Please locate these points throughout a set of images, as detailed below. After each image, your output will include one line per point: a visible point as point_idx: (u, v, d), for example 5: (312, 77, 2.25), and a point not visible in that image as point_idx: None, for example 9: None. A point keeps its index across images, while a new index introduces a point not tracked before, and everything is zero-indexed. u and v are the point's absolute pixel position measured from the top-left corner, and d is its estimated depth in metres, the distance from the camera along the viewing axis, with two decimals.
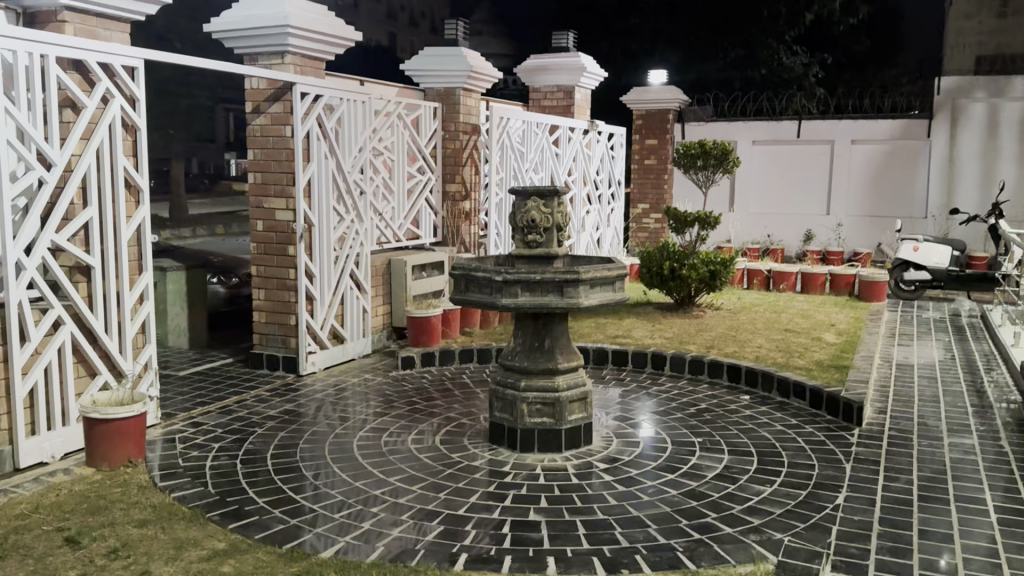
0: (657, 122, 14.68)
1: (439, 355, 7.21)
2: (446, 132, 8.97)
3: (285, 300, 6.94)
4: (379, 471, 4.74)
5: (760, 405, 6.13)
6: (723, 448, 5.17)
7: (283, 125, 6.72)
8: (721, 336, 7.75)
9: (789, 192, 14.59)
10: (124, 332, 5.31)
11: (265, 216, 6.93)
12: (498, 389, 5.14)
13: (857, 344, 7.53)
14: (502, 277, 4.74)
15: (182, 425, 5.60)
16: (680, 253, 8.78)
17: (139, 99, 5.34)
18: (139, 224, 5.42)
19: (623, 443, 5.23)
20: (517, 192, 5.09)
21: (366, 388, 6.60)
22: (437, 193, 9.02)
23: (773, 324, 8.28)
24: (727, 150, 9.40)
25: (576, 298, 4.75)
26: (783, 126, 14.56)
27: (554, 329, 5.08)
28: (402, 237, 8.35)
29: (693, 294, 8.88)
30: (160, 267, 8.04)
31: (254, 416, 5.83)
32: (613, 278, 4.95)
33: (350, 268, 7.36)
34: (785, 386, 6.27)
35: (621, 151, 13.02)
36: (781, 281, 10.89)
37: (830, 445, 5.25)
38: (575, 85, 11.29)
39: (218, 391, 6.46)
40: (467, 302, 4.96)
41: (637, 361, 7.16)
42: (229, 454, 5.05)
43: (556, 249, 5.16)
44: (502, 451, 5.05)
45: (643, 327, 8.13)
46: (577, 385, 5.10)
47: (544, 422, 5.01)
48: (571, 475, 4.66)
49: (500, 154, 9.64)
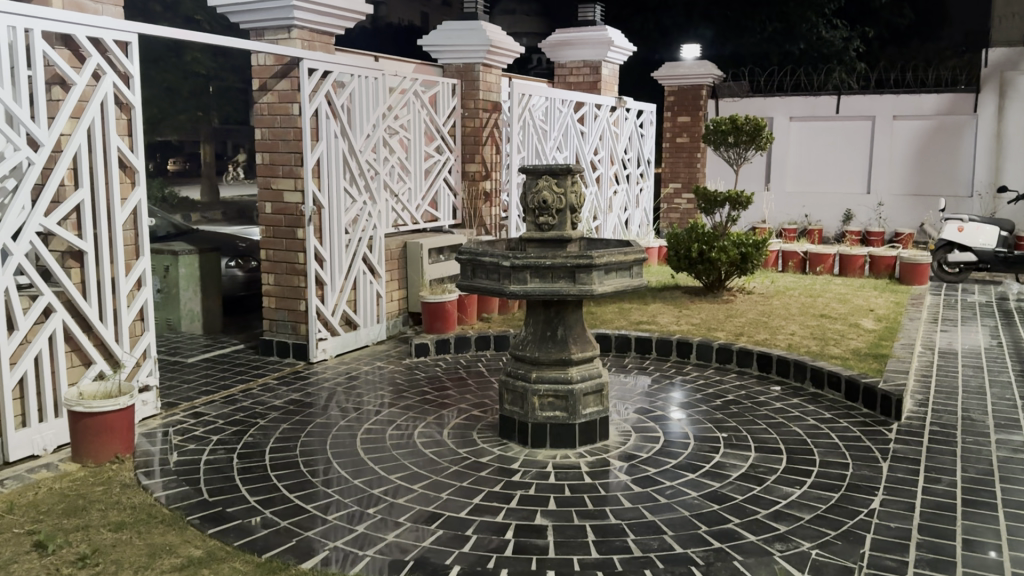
0: (690, 97, 14.24)
1: (455, 342, 6.92)
2: (465, 110, 8.65)
3: (294, 285, 6.70)
4: (381, 468, 4.48)
5: (791, 397, 5.75)
6: (748, 444, 4.82)
7: (290, 103, 6.45)
8: (753, 323, 7.37)
9: (827, 170, 14.04)
10: (120, 320, 5.09)
11: (273, 198, 6.67)
12: (509, 381, 4.84)
13: (897, 331, 7.11)
14: (509, 262, 4.44)
15: (182, 416, 5.40)
16: (710, 235, 8.39)
17: (133, 75, 5.09)
18: (136, 205, 5.20)
19: (642, 438, 4.91)
20: (528, 171, 4.77)
21: (377, 377, 6.34)
22: (456, 173, 8.72)
23: (809, 310, 7.86)
24: (760, 126, 8.97)
25: (590, 284, 4.43)
26: (821, 102, 14.00)
27: (568, 317, 4.76)
28: (420, 220, 8.08)
29: (724, 278, 8.49)
30: (173, 251, 7.84)
31: (258, 407, 5.59)
32: (630, 262, 4.61)
33: (362, 252, 7.09)
34: (819, 376, 5.89)
35: (650, 128, 12.59)
36: (818, 263, 10.42)
37: (866, 442, 4.89)
38: (602, 60, 10.89)
39: (225, 379, 6.25)
40: (475, 289, 4.66)
41: (661, 348, 6.82)
42: (225, 448, 4.81)
43: (569, 232, 4.82)
44: (512, 447, 4.75)
45: (670, 313, 7.77)
46: (592, 377, 4.79)
47: (556, 417, 4.71)
48: (584, 474, 4.36)
49: (522, 132, 9.30)
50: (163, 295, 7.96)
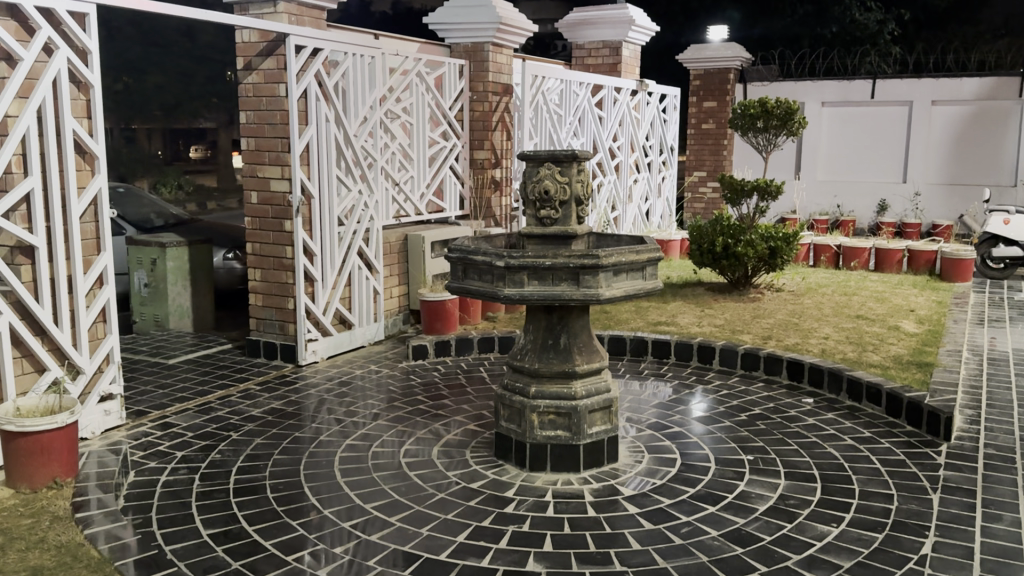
0: (715, 82, 13.57)
1: (455, 344, 6.38)
2: (473, 93, 8.08)
3: (282, 281, 6.18)
4: (357, 495, 3.96)
5: (825, 411, 5.15)
6: (777, 470, 4.24)
7: (277, 84, 5.92)
8: (782, 325, 6.76)
9: (861, 158, 13.32)
10: (78, 322, 4.59)
11: (259, 186, 6.15)
12: (505, 395, 4.30)
13: (941, 336, 6.47)
14: (504, 262, 3.89)
15: (150, 426, 4.93)
16: (736, 227, 7.78)
17: (92, 52, 4.57)
18: (96, 194, 4.68)
19: (656, 460, 4.33)
20: (528, 157, 4.20)
21: (371, 383, 5.81)
22: (463, 161, 8.18)
23: (843, 311, 7.22)
24: (792, 110, 8.32)
25: (596, 288, 3.86)
26: (855, 86, 13.26)
27: (572, 325, 4.20)
28: (424, 211, 7.55)
29: (751, 274, 7.88)
30: (161, 243, 7.41)
31: (234, 417, 5.08)
32: (642, 263, 4.05)
33: (357, 245, 6.56)
34: (856, 387, 5.29)
35: (674, 114, 11.95)
36: (852, 258, 9.75)
37: (913, 467, 4.29)
38: (623, 40, 10.26)
39: (205, 384, 5.76)
40: (465, 291, 4.11)
41: (680, 353, 6.24)
42: (188, 467, 4.33)
43: (575, 227, 4.25)
44: (509, 470, 4.21)
45: (692, 313, 7.18)
46: (600, 392, 4.23)
47: (558, 436, 4.16)
48: (588, 506, 3.80)
49: (534, 116, 8.74)
50: (149, 289, 7.48)
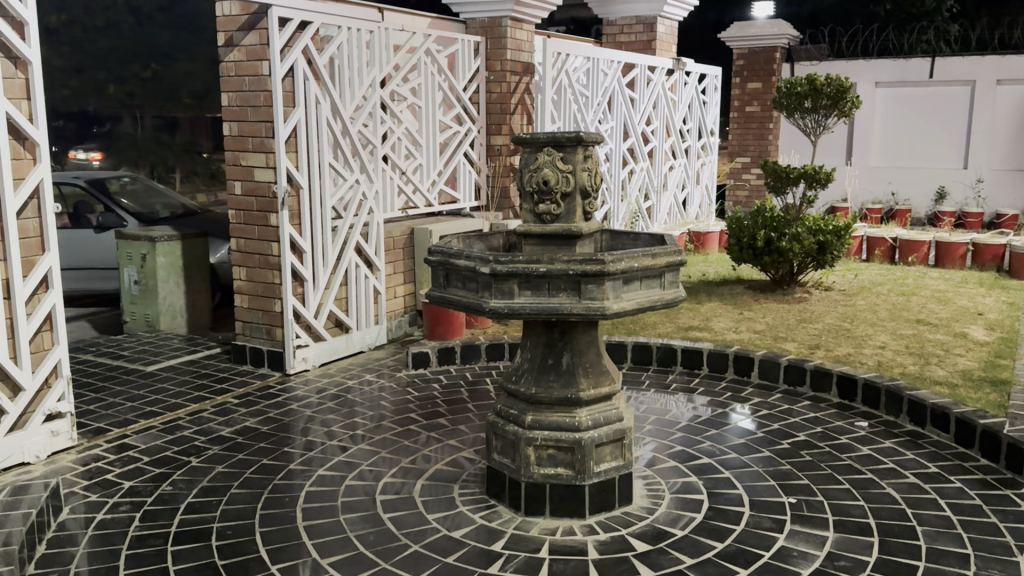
0: (761, 61, 12.68)
1: (461, 351, 5.73)
2: (490, 73, 7.39)
3: (268, 281, 5.57)
4: (315, 545, 3.32)
5: (882, 439, 4.40)
6: (826, 519, 3.50)
7: (259, 61, 5.27)
8: (830, 331, 5.98)
9: (918, 142, 12.33)
10: (17, 333, 4.05)
11: (243, 176, 5.53)
12: (498, 424, 3.63)
13: (1017, 345, 5.63)
14: (489, 269, 3.20)
15: (103, 449, 4.36)
16: (781, 219, 6.99)
17: (29, 24, 3.97)
18: (37, 186, 4.10)
19: (679, 503, 3.62)
20: (524, 141, 3.51)
21: (363, 396, 5.18)
22: (479, 147, 7.48)
23: (902, 315, 6.40)
24: (844, 88, 7.50)
25: (601, 300, 3.17)
26: (912, 65, 12.25)
27: (577, 342, 3.52)
28: (434, 202, 6.90)
29: (796, 271, 7.10)
30: (150, 236, 6.84)
31: (200, 437, 4.50)
32: (660, 268, 3.33)
33: (355, 240, 5.93)
34: (919, 410, 4.52)
35: (714, 96, 11.11)
36: (910, 253, 8.88)
37: (993, 517, 3.53)
38: (658, 15, 9.51)
39: (178, 396, 5.18)
40: (446, 303, 3.43)
41: (714, 364, 5.50)
42: (131, 503, 3.75)
43: (580, 224, 3.54)
44: (501, 514, 3.54)
45: (729, 315, 6.45)
46: (609, 423, 3.55)
47: (557, 475, 3.49)
48: (590, 566, 3.12)
49: (556, 98, 8.01)
50: (140, 287, 6.94)
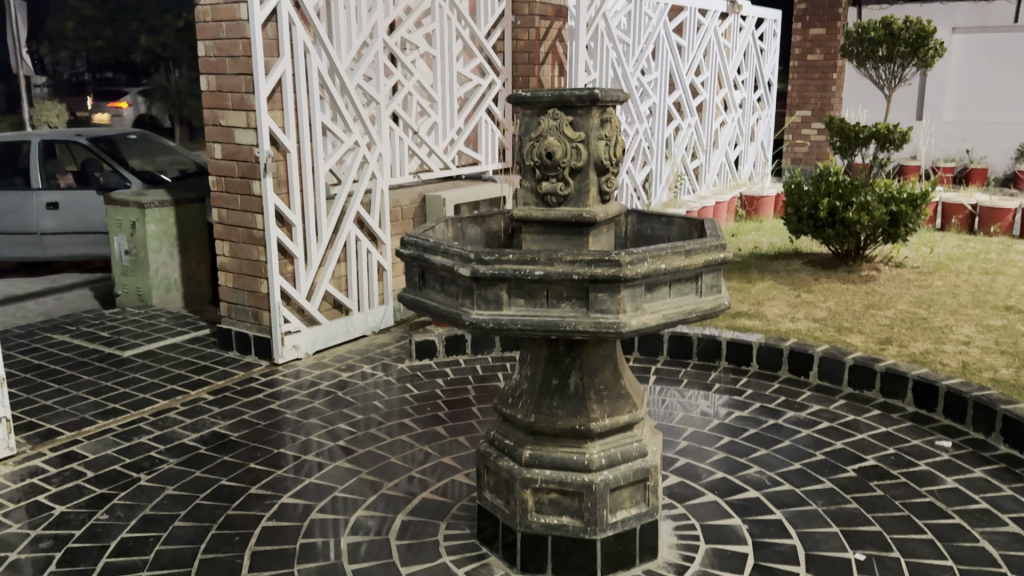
0: (825, 5, 11.45)
1: (472, 339, 5.03)
2: (517, 17, 6.51)
3: (253, 258, 4.90)
4: None
5: (971, 466, 3.58)
6: None
7: (235, 4, 4.52)
8: (904, 320, 5.12)
9: (999, 95, 11.15)
10: None
11: (223, 137, 4.84)
12: (490, 455, 2.93)
13: None
14: (470, 271, 2.46)
15: (44, 460, 3.76)
16: (847, 186, 6.09)
17: None
18: None
19: (716, 559, 2.88)
20: (525, 102, 2.73)
21: (356, 393, 4.52)
22: (503, 102, 6.63)
23: (986, 299, 5.52)
24: (925, 32, 6.51)
25: (617, 315, 2.41)
26: (995, 8, 11.01)
27: (588, 359, 2.80)
28: (451, 166, 6.13)
29: (863, 244, 6.22)
30: (138, 202, 6.21)
31: (159, 446, 3.88)
32: (695, 269, 2.54)
33: (356, 211, 5.21)
34: (1017, 431, 3.68)
35: (773, 43, 10.11)
36: (992, 221, 7.88)
37: None
38: None
39: (148, 390, 4.57)
40: (422, 310, 2.71)
41: (766, 359, 4.71)
42: (54, 538, 3.14)
43: (595, 209, 2.77)
44: (492, 570, 2.85)
45: (785, 298, 5.63)
46: (629, 460, 2.81)
47: (562, 525, 2.79)
48: None
49: (592, 47, 7.13)
50: (130, 258, 6.31)
